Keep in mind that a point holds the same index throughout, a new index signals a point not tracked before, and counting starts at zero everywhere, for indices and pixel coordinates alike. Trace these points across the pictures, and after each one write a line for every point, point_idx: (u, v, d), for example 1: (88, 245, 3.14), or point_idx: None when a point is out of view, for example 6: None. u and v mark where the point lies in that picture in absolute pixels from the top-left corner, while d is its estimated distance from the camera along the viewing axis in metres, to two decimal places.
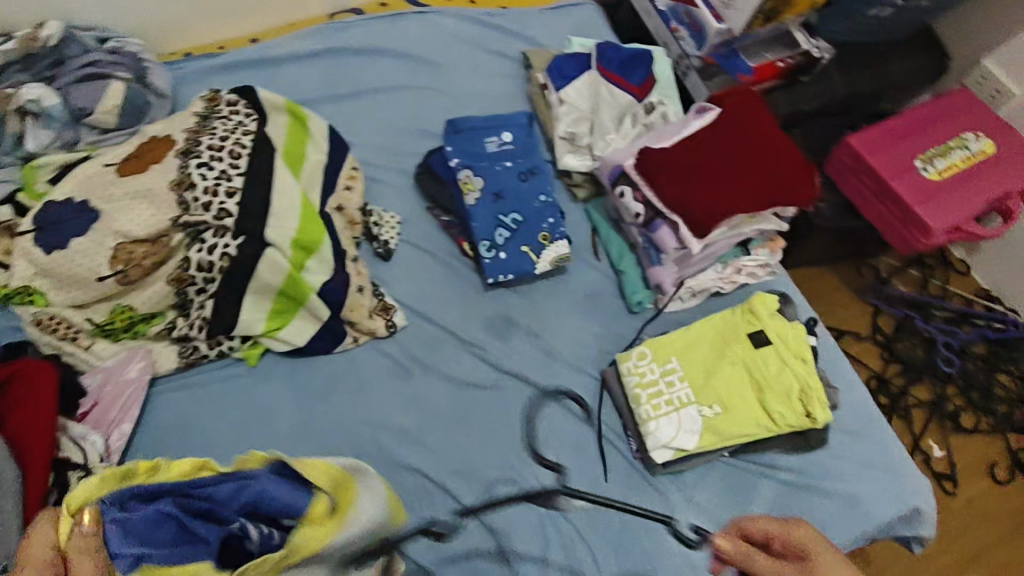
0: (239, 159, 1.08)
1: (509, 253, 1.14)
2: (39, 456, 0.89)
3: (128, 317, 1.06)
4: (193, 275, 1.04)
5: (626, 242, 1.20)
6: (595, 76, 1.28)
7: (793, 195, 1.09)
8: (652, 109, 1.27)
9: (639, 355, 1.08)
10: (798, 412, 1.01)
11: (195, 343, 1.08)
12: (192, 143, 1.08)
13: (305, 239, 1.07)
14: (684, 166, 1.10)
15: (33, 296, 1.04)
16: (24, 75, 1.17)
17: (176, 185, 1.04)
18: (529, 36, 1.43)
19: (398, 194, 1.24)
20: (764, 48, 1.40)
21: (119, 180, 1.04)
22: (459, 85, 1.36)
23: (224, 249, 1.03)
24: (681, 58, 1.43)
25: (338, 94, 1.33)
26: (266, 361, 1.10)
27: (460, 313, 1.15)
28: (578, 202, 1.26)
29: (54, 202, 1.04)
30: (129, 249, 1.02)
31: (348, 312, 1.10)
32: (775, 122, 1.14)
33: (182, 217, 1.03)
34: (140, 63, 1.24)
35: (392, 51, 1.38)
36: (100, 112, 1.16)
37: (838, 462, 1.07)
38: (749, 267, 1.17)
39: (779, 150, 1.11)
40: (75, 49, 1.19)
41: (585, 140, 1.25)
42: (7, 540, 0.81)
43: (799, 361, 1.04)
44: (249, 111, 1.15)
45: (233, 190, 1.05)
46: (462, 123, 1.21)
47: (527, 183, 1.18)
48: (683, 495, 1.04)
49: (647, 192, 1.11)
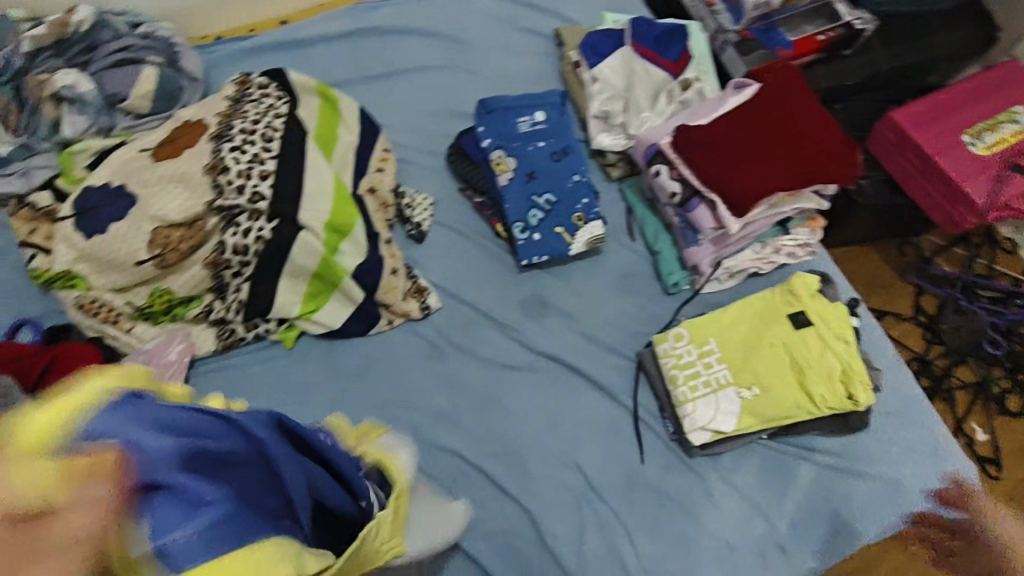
0: (271, 142, 1.08)
1: (544, 234, 1.13)
2: None
3: (166, 300, 1.08)
4: (228, 258, 1.05)
5: (663, 222, 1.18)
6: (629, 53, 1.26)
7: (836, 171, 1.05)
8: (688, 87, 1.24)
9: (676, 336, 1.06)
10: (840, 395, 0.98)
11: (233, 326, 1.09)
12: (224, 127, 1.08)
13: (338, 221, 1.07)
14: (722, 143, 1.07)
15: (74, 280, 1.07)
16: (56, 61, 1.17)
17: (210, 168, 1.04)
18: (560, 12, 1.40)
19: (431, 176, 1.24)
20: (805, 20, 1.39)
21: (154, 165, 1.05)
22: (490, 63, 1.34)
23: (258, 233, 1.03)
24: (717, 32, 1.39)
25: (368, 75, 1.32)
26: (302, 343, 1.11)
27: (494, 294, 1.14)
28: (612, 180, 1.24)
29: (93, 188, 1.06)
30: (166, 233, 1.03)
31: (383, 294, 1.10)
32: (815, 97, 1.11)
33: (216, 201, 1.03)
34: (171, 47, 1.24)
35: (422, 31, 1.36)
36: (134, 96, 1.16)
37: (881, 445, 1.05)
38: (788, 247, 1.13)
39: (820, 126, 1.08)
40: (107, 35, 1.20)
41: (619, 119, 1.23)
42: None
43: (839, 341, 1.01)
44: (279, 93, 1.14)
45: (267, 173, 1.05)
46: (494, 103, 1.19)
47: (561, 163, 1.17)
48: (720, 476, 1.03)
49: (683, 170, 1.08)
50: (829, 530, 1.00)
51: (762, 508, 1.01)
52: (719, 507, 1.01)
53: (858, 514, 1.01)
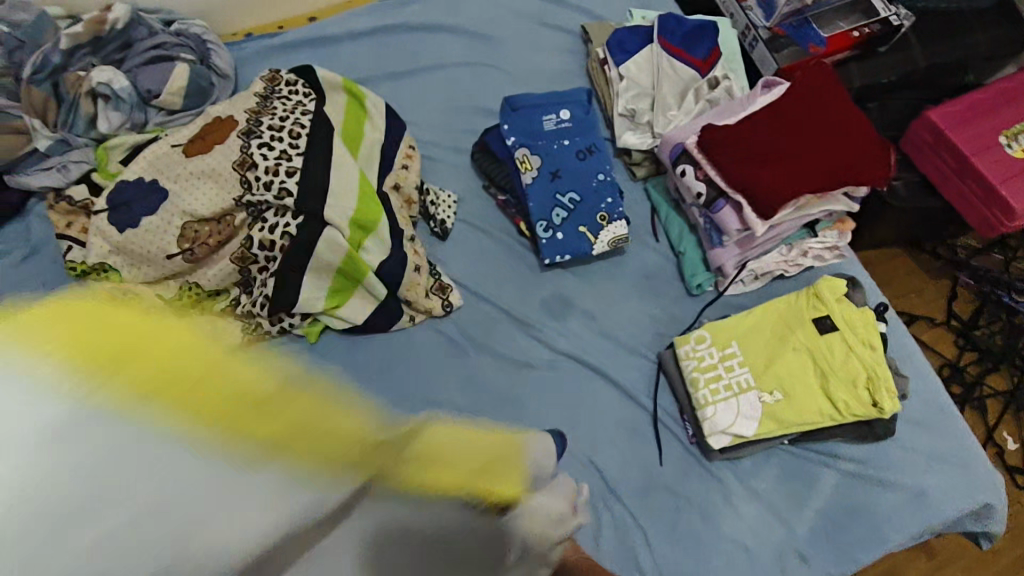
0: (298, 139, 1.09)
1: (566, 233, 1.12)
2: None
3: (196, 294, 1.11)
4: (255, 253, 1.07)
5: (687, 223, 1.17)
6: (657, 50, 1.25)
7: (867, 173, 1.03)
8: (716, 85, 1.22)
9: (697, 338, 1.05)
10: (864, 402, 0.97)
11: (258, 320, 1.09)
12: (253, 123, 1.11)
13: (362, 217, 1.08)
14: (749, 142, 1.05)
15: (109, 272, 1.10)
16: (93, 59, 1.20)
17: (238, 164, 1.07)
18: (588, 9, 1.39)
19: (456, 174, 1.24)
20: (839, 16, 1.35)
21: (186, 159, 1.09)
22: (515, 60, 1.34)
23: (285, 228, 1.05)
24: (748, 28, 1.37)
25: (394, 71, 1.33)
26: (325, 338, 1.12)
27: (515, 293, 1.15)
28: (637, 179, 1.23)
29: (126, 183, 1.10)
30: (194, 228, 1.07)
31: (405, 291, 1.10)
32: (847, 96, 1.09)
33: (245, 197, 1.06)
34: (203, 45, 1.27)
35: (449, 28, 1.37)
36: (167, 92, 1.19)
37: (906, 453, 1.03)
38: (815, 249, 1.12)
39: (850, 126, 1.06)
40: (141, 32, 1.22)
41: (645, 117, 1.23)
42: None
43: (865, 347, 1.00)
44: (307, 90, 1.17)
45: (293, 169, 1.07)
46: (519, 100, 1.19)
47: (585, 162, 1.16)
48: (740, 480, 1.02)
49: (709, 170, 1.06)
50: (852, 538, 0.98)
51: (783, 515, 1.00)
52: (738, 512, 1.00)
53: (881, 524, 0.99)
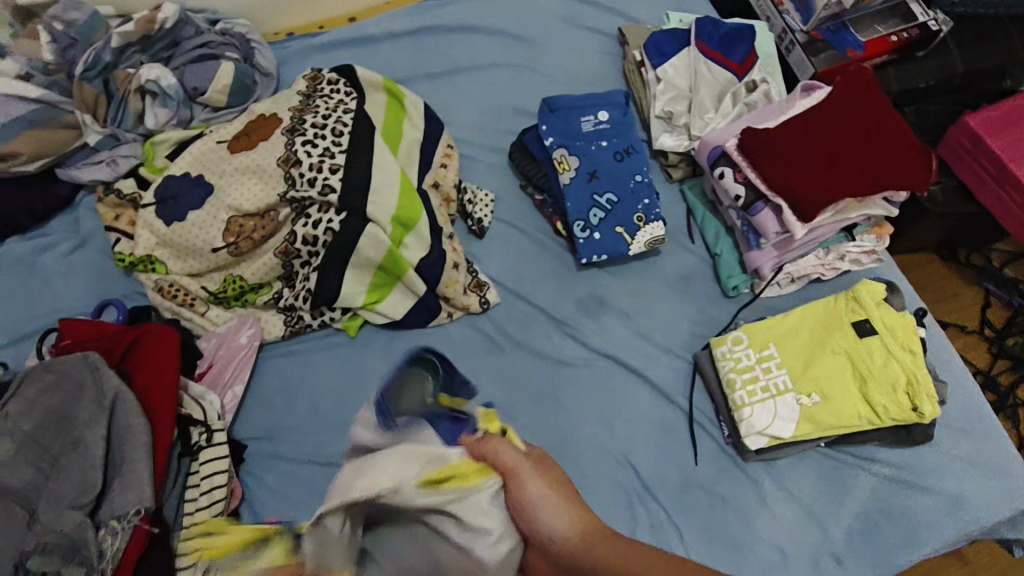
0: (341, 137, 1.11)
1: (603, 233, 1.13)
2: (166, 411, 0.96)
3: (239, 286, 1.13)
4: (298, 248, 1.09)
5: (724, 224, 1.18)
6: (694, 53, 1.25)
7: (910, 177, 1.03)
8: (754, 88, 1.23)
9: (735, 340, 1.05)
10: (903, 406, 0.97)
11: (300, 313, 1.12)
12: (297, 122, 1.13)
13: (404, 214, 1.09)
14: (792, 146, 1.05)
15: (155, 264, 1.13)
16: (142, 57, 1.23)
17: (283, 161, 1.09)
18: (624, 11, 1.40)
19: (493, 173, 1.26)
20: (877, 20, 1.35)
21: (231, 156, 1.12)
22: (552, 61, 1.35)
23: (328, 224, 1.07)
24: (785, 32, 1.37)
25: (433, 71, 1.34)
26: (364, 333, 1.14)
27: (551, 291, 1.16)
28: (673, 181, 1.24)
29: (173, 177, 1.13)
30: (239, 222, 1.09)
31: (443, 288, 1.12)
32: (888, 100, 1.08)
33: (289, 193, 1.08)
34: (248, 44, 1.29)
35: (487, 29, 1.38)
36: (213, 90, 1.22)
37: (943, 458, 1.02)
38: (853, 253, 1.13)
39: (892, 130, 1.06)
40: (188, 30, 1.25)
41: (682, 120, 1.23)
42: (141, 488, 0.89)
43: (904, 352, 1.00)
44: (348, 89, 1.18)
45: (336, 166, 1.08)
46: (557, 101, 1.20)
47: (623, 163, 1.17)
48: (776, 482, 1.03)
49: (749, 173, 1.07)
50: (888, 542, 0.99)
51: (819, 518, 1.00)
52: (773, 514, 1.01)
53: (917, 529, 0.99)
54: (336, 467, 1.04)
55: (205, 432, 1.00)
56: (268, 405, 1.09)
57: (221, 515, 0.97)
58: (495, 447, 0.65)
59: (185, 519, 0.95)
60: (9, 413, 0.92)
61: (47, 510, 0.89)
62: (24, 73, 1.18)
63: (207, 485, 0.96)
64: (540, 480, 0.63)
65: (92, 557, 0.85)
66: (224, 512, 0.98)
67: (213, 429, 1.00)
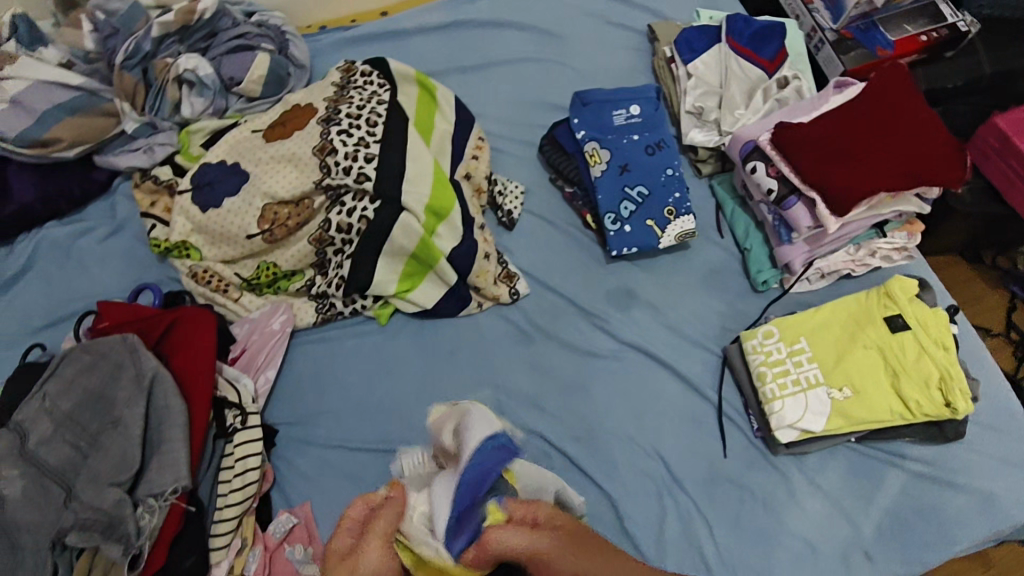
0: (376, 127, 1.12)
1: (634, 226, 1.14)
2: (203, 393, 0.97)
3: (272, 273, 1.15)
4: (332, 236, 1.10)
5: (754, 219, 1.19)
6: (725, 50, 1.26)
7: (945, 173, 1.03)
8: (786, 84, 1.23)
9: (765, 333, 1.06)
10: (937, 401, 0.97)
11: (332, 300, 1.14)
12: (332, 111, 1.13)
13: (437, 204, 1.11)
14: (826, 140, 1.06)
15: (189, 251, 1.15)
16: (180, 47, 1.24)
17: (319, 150, 1.10)
18: (654, 9, 1.41)
19: (523, 166, 1.27)
20: (906, 20, 1.35)
21: (267, 145, 1.13)
22: (582, 57, 1.36)
23: (362, 212, 1.08)
24: (813, 30, 1.37)
25: (463, 65, 1.36)
26: (394, 321, 1.15)
27: (580, 283, 1.17)
28: (702, 176, 1.25)
29: (209, 165, 1.14)
30: (275, 209, 1.11)
31: (474, 277, 1.13)
32: (923, 98, 1.09)
33: (324, 181, 1.09)
34: (283, 36, 1.31)
35: (518, 24, 1.39)
36: (249, 80, 1.23)
37: (974, 456, 1.02)
38: (884, 250, 1.13)
39: (926, 128, 1.06)
40: (226, 22, 1.27)
41: (713, 115, 1.23)
42: (176, 467, 0.90)
43: (938, 348, 0.99)
44: (381, 80, 1.19)
45: (371, 156, 1.09)
46: (590, 95, 1.21)
47: (654, 157, 1.18)
48: (805, 476, 1.02)
49: (782, 167, 1.07)
50: (918, 537, 0.98)
51: (849, 513, 1.00)
52: (803, 507, 1.00)
53: (949, 526, 0.98)
54: (365, 453, 1.05)
55: (240, 415, 1.01)
56: (299, 391, 1.10)
57: (253, 497, 0.98)
58: (502, 539, 0.64)
59: (219, 500, 0.96)
60: (48, 392, 0.93)
61: (83, 485, 0.90)
62: (65, 60, 1.21)
63: (240, 468, 0.97)
64: (565, 559, 0.64)
65: (130, 534, 0.86)
66: (256, 495, 0.99)
67: (247, 412, 1.01)
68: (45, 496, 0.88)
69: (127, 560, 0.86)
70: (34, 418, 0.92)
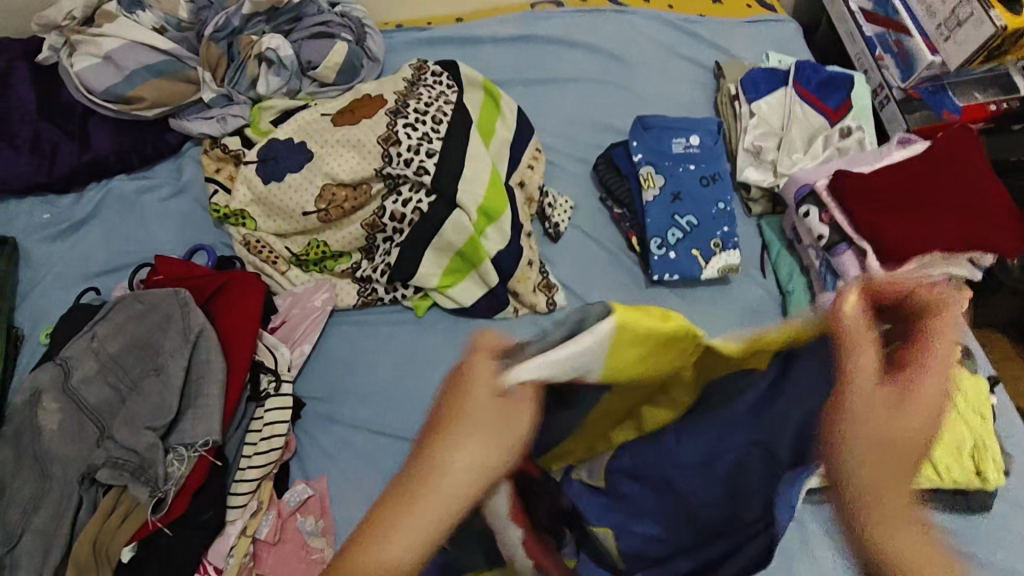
0: (440, 125, 1.16)
1: (679, 254, 1.15)
2: (243, 352, 1.01)
3: (321, 252, 1.18)
4: (385, 223, 1.14)
5: (799, 263, 1.19)
6: (791, 94, 1.28)
7: (1001, 242, 1.03)
8: (848, 134, 1.24)
9: None
10: (969, 469, 0.96)
11: (375, 285, 1.16)
12: (401, 104, 1.17)
13: (489, 206, 1.13)
14: (883, 191, 1.06)
15: (246, 220, 1.18)
16: (266, 27, 1.30)
17: (383, 140, 1.13)
18: (723, 49, 1.44)
19: (575, 182, 1.29)
20: (977, 88, 1.33)
21: (334, 129, 1.17)
22: (647, 86, 1.39)
23: (417, 204, 1.12)
24: (881, 86, 1.37)
25: (530, 78, 1.39)
26: (431, 314, 1.17)
27: (618, 304, 1.18)
28: (751, 216, 1.26)
29: (277, 140, 1.18)
30: (332, 190, 1.14)
31: (515, 282, 1.15)
32: (985, 163, 1.09)
33: (384, 169, 1.13)
34: (362, 28, 1.36)
35: (588, 46, 1.42)
36: (325, 66, 1.28)
37: (1000, 532, 0.99)
38: None
39: (983, 195, 1.05)
40: (312, 9, 1.32)
41: (770, 156, 1.24)
42: (210, 420, 0.93)
43: (975, 416, 0.99)
44: (450, 82, 1.23)
45: (433, 151, 1.13)
46: (652, 121, 1.23)
47: (707, 189, 1.19)
48: (821, 526, 1.01)
49: (835, 214, 1.08)
50: None
51: None
52: (814, 558, 0.99)
53: None
54: (386, 438, 1.06)
55: (274, 380, 1.04)
56: (329, 369, 1.12)
57: (275, 464, 1.00)
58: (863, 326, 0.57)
59: (243, 460, 0.98)
60: (97, 333, 0.98)
61: (118, 425, 0.94)
62: (159, 26, 1.28)
63: (267, 432, 0.99)
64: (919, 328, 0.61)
65: (158, 478, 0.90)
66: (278, 462, 1.01)
67: (281, 379, 1.04)
68: (81, 433, 0.93)
69: (152, 502, 0.90)
70: (80, 356, 0.96)
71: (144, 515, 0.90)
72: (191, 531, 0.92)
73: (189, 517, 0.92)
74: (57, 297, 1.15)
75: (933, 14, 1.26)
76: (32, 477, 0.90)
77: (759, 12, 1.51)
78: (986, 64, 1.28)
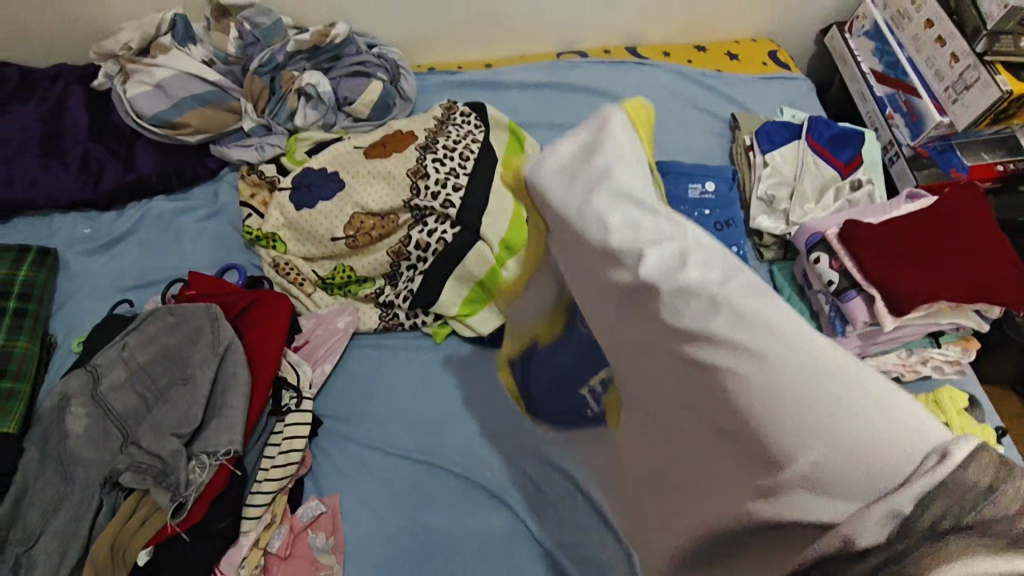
0: (467, 161, 1.22)
1: None
2: (268, 368, 1.04)
3: (346, 276, 1.22)
4: (410, 251, 1.19)
5: (809, 308, 1.22)
6: (804, 147, 1.34)
7: (1007, 293, 1.05)
8: (858, 187, 1.28)
9: None
10: None
11: (396, 311, 1.20)
12: (431, 141, 1.24)
13: (510, 240, 1.17)
14: (893, 242, 1.09)
15: (276, 242, 1.23)
16: (307, 64, 1.37)
17: (413, 173, 1.19)
18: (739, 102, 1.51)
19: None
20: (985, 149, 1.37)
21: (366, 160, 1.23)
22: (665, 134, 1.45)
23: (442, 234, 1.17)
24: (891, 144, 1.43)
25: (553, 122, 1.46)
26: (449, 341, 1.20)
27: None
28: (763, 261, 1.30)
29: (310, 169, 1.24)
30: (361, 219, 1.19)
31: None
32: (990, 219, 1.12)
33: (412, 201, 1.18)
34: (397, 69, 1.43)
35: (610, 95, 1.49)
36: (360, 102, 1.35)
37: None
38: (936, 360, 1.14)
39: (989, 249, 1.08)
40: (351, 49, 1.40)
41: (783, 205, 1.30)
42: (234, 430, 0.96)
43: None
44: (477, 122, 1.29)
45: (459, 185, 1.19)
46: (669, 166, 1.28)
47: (721, 233, 1.23)
48: None
49: (845, 261, 1.12)
50: None
51: None
52: None
53: None
54: (399, 459, 1.08)
55: (295, 397, 1.07)
56: (347, 390, 1.15)
57: (291, 479, 1.02)
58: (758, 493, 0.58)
59: (261, 473, 1.01)
60: (128, 343, 1.02)
61: (143, 431, 0.96)
62: (207, 59, 1.35)
63: (286, 446, 1.02)
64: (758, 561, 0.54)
65: (179, 484, 0.93)
66: (294, 477, 1.03)
67: (302, 396, 1.07)
68: (105, 438, 0.96)
69: (172, 507, 0.92)
70: (110, 364, 1.00)
71: (163, 519, 0.92)
72: (206, 539, 0.94)
73: (206, 525, 0.94)
74: (91, 307, 1.19)
75: (941, 77, 1.31)
76: (55, 479, 0.93)
77: (774, 70, 1.59)
78: (992, 126, 1.33)
